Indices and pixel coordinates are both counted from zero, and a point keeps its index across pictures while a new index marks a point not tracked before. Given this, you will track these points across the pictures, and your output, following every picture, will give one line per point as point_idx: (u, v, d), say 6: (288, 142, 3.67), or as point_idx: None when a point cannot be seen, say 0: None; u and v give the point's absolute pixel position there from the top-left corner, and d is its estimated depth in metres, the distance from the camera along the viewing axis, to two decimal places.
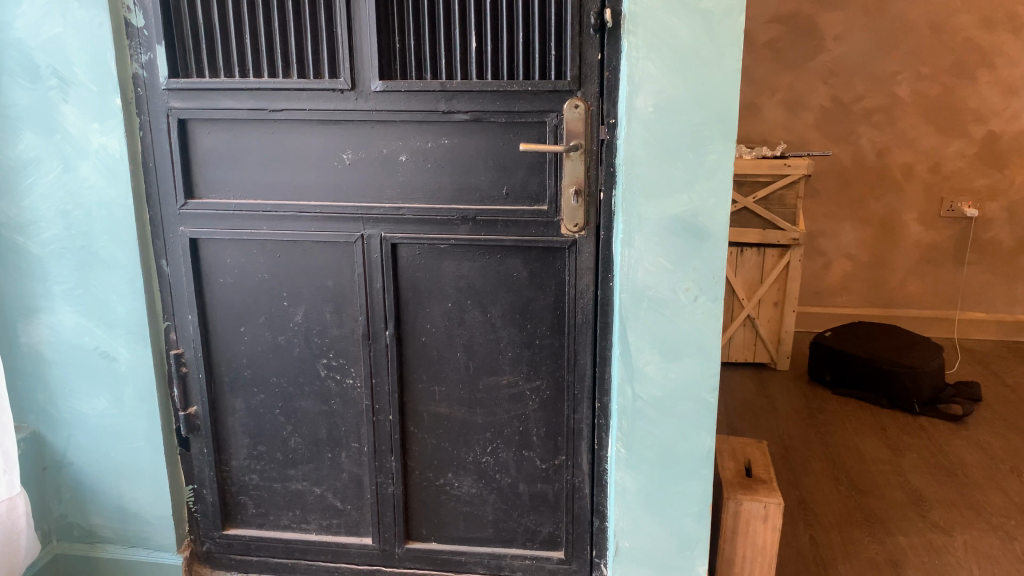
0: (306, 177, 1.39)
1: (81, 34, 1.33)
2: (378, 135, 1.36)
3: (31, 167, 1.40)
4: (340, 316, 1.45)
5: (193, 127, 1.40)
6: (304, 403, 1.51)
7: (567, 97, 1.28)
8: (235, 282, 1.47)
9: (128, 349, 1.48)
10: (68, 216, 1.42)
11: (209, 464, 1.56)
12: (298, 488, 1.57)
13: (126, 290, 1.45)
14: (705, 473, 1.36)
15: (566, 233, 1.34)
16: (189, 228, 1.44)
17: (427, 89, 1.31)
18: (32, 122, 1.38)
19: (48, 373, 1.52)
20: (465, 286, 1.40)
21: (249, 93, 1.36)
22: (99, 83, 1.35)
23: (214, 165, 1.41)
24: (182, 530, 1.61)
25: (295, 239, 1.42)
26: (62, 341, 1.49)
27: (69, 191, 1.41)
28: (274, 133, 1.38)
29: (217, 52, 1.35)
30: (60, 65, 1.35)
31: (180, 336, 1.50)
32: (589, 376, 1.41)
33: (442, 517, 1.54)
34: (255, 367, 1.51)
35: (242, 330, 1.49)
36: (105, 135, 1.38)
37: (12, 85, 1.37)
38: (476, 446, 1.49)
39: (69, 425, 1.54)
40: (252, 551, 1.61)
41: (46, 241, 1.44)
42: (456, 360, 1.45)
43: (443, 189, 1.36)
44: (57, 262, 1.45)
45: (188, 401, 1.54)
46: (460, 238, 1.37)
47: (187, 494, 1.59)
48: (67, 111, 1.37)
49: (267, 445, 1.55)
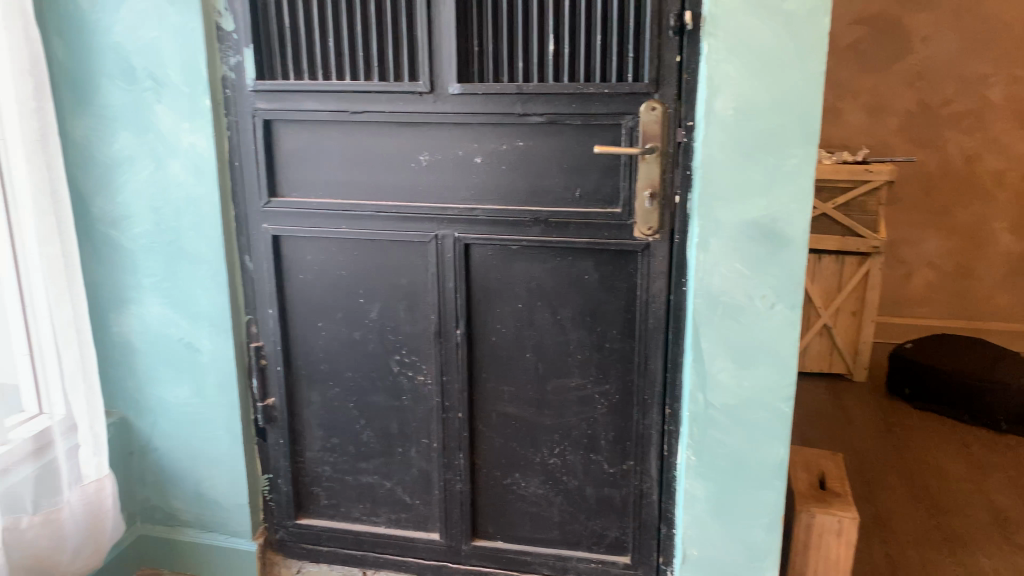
0: (383, 178, 1.42)
1: (175, 37, 1.39)
2: (454, 137, 1.37)
3: (127, 165, 1.47)
4: (413, 314, 1.48)
5: (278, 127, 1.45)
6: (376, 398, 1.54)
7: (644, 99, 1.28)
8: (313, 279, 1.51)
9: (211, 341, 1.54)
10: (159, 212, 1.49)
11: (284, 454, 1.61)
12: (369, 481, 1.60)
13: (210, 284, 1.50)
14: (777, 483, 1.33)
15: (640, 236, 1.33)
16: (271, 225, 1.48)
17: (504, 91, 1.32)
18: (127, 121, 1.45)
19: (136, 361, 1.59)
20: (536, 288, 1.41)
21: (331, 95, 1.39)
22: (190, 85, 1.41)
23: (297, 165, 1.46)
24: (258, 517, 1.66)
25: (371, 237, 1.45)
26: (151, 332, 1.56)
27: (160, 188, 1.47)
28: (354, 134, 1.41)
29: (301, 56, 1.39)
30: (154, 68, 1.41)
31: (261, 330, 1.55)
32: (659, 382, 1.39)
33: (508, 516, 1.55)
34: (331, 362, 1.55)
35: (319, 326, 1.53)
36: (194, 135, 1.43)
37: (111, 86, 1.44)
38: (543, 447, 1.49)
39: (154, 412, 1.61)
40: (323, 541, 1.65)
41: (138, 235, 1.51)
42: (525, 361, 1.45)
43: (516, 191, 1.37)
44: (148, 255, 1.52)
45: (266, 392, 1.59)
46: (532, 239, 1.38)
47: (263, 483, 1.65)
48: (160, 112, 1.43)
49: (340, 438, 1.59)
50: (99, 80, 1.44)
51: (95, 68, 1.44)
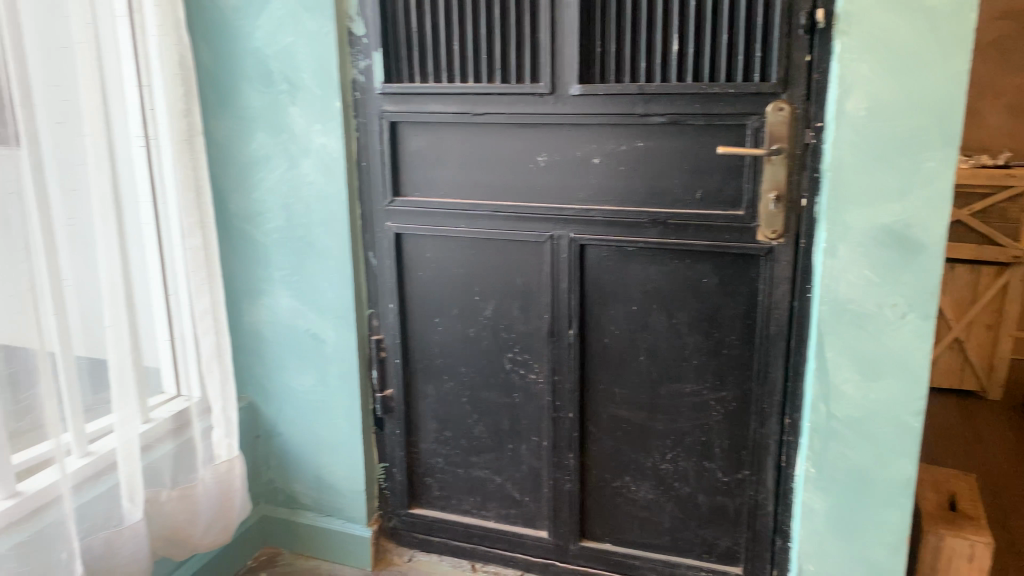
0: (502, 177, 1.45)
1: (309, 42, 1.46)
2: (574, 137, 1.38)
3: (263, 164, 1.56)
4: (527, 312, 1.49)
5: (402, 128, 1.49)
6: (488, 394, 1.57)
7: (771, 100, 1.24)
8: (431, 276, 1.55)
9: (334, 332, 1.61)
10: (290, 209, 1.56)
11: (400, 444, 1.67)
12: (479, 475, 1.63)
13: (336, 278, 1.57)
14: (902, 502, 1.27)
15: (763, 240, 1.30)
16: (394, 223, 1.54)
17: (625, 92, 1.32)
18: (264, 123, 1.53)
19: (265, 349, 1.68)
20: (652, 290, 1.40)
21: (455, 97, 1.43)
22: (323, 88, 1.47)
23: (420, 165, 1.50)
24: (373, 504, 1.72)
25: (489, 236, 1.47)
26: (279, 322, 1.65)
27: (292, 186, 1.55)
28: (475, 135, 1.44)
29: (427, 59, 1.43)
30: (290, 72, 1.49)
31: (381, 323, 1.61)
32: (779, 390, 1.36)
33: (617, 519, 1.54)
34: (446, 357, 1.58)
35: (436, 321, 1.57)
36: (326, 136, 1.50)
37: (250, 89, 1.53)
38: (655, 452, 1.48)
39: (280, 399, 1.70)
40: (434, 531, 1.69)
41: (270, 230, 1.59)
42: (639, 364, 1.45)
43: (635, 192, 1.37)
44: (279, 250, 1.60)
45: (384, 384, 1.65)
46: (650, 241, 1.37)
47: (379, 471, 1.71)
48: (294, 113, 1.51)
49: (453, 432, 1.62)
50: (240, 84, 1.53)
51: (236, 72, 1.53)
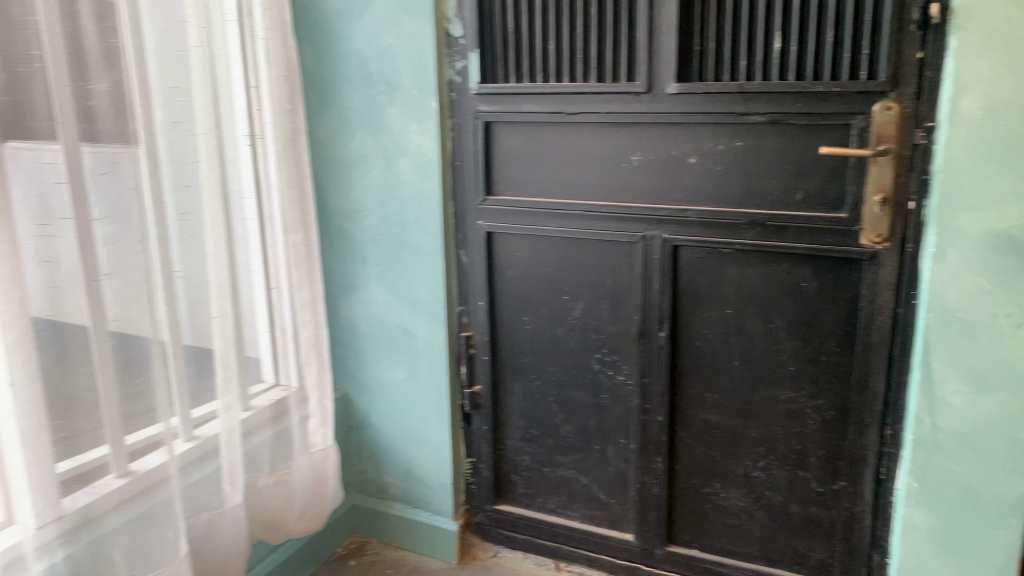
0: (596, 177, 1.44)
1: (409, 44, 1.49)
2: (669, 137, 1.37)
3: (361, 163, 1.60)
4: (617, 313, 1.48)
5: (496, 128, 1.51)
6: (576, 394, 1.57)
7: (878, 99, 1.20)
8: (522, 274, 1.56)
9: (425, 328, 1.64)
10: (386, 207, 1.60)
11: (487, 441, 1.68)
12: (566, 475, 1.63)
13: (428, 275, 1.60)
14: (1014, 522, 1.20)
15: (866, 244, 1.25)
16: (485, 222, 1.55)
17: (725, 91, 1.29)
18: (364, 123, 1.57)
19: (360, 342, 1.73)
20: (747, 293, 1.37)
21: (550, 96, 1.43)
22: (420, 88, 1.50)
23: (513, 164, 1.51)
24: (459, 499, 1.75)
25: (580, 236, 1.47)
26: (373, 316, 1.69)
27: (388, 184, 1.59)
28: (569, 135, 1.45)
29: (523, 59, 1.44)
30: (389, 73, 1.52)
31: (471, 320, 1.63)
32: (880, 401, 1.31)
33: (706, 525, 1.52)
34: (534, 355, 1.59)
35: (525, 320, 1.58)
36: (422, 135, 1.53)
37: (351, 90, 1.57)
38: (746, 459, 1.45)
39: (372, 391, 1.74)
40: (519, 528, 1.70)
41: (367, 227, 1.64)
42: (733, 369, 1.42)
43: (731, 193, 1.34)
44: (374, 246, 1.64)
45: (473, 380, 1.67)
46: (746, 243, 1.34)
47: (466, 466, 1.73)
48: (392, 113, 1.54)
49: (540, 430, 1.63)
50: (341, 85, 1.58)
51: (338, 74, 1.57)
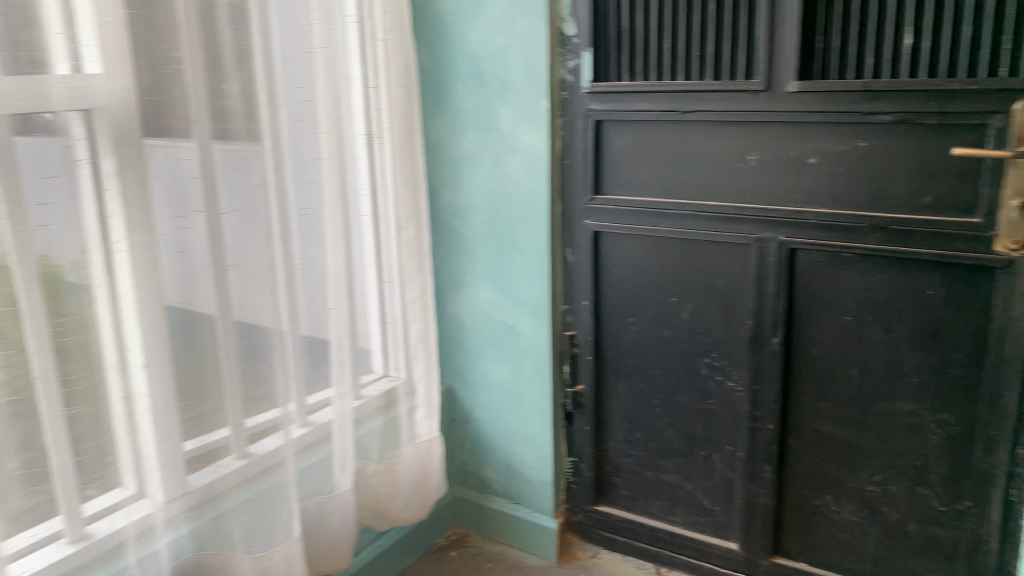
0: (708, 177, 1.42)
1: (522, 43, 1.50)
2: (788, 137, 1.33)
3: (471, 161, 1.63)
4: (728, 317, 1.45)
5: (607, 128, 1.50)
6: (682, 398, 1.55)
7: (1020, 97, 1.13)
8: (629, 275, 1.55)
9: (530, 326, 1.65)
10: (495, 204, 1.62)
11: (589, 441, 1.68)
12: (669, 479, 1.61)
13: (534, 274, 1.61)
14: None
15: (1001, 252, 1.18)
16: (593, 221, 1.55)
17: (849, 89, 1.24)
18: (475, 121, 1.60)
19: (466, 338, 1.76)
20: (867, 300, 1.32)
21: (663, 95, 1.42)
22: (532, 87, 1.51)
23: (623, 164, 1.50)
24: (560, 497, 1.75)
25: (690, 237, 1.45)
26: (479, 313, 1.71)
27: (498, 182, 1.61)
28: (682, 134, 1.42)
29: (637, 57, 1.43)
30: (502, 73, 1.54)
31: (576, 320, 1.63)
32: (1012, 418, 1.23)
33: (815, 539, 1.47)
34: (639, 357, 1.58)
35: (631, 321, 1.57)
36: (532, 134, 1.54)
37: (463, 90, 1.60)
38: (861, 473, 1.39)
39: (476, 387, 1.77)
40: (619, 530, 1.69)
41: (475, 224, 1.66)
42: (849, 379, 1.36)
43: (853, 195, 1.29)
44: (482, 244, 1.66)
45: (575, 379, 1.67)
46: (867, 248, 1.29)
47: (567, 465, 1.73)
48: (504, 112, 1.56)
49: (644, 433, 1.61)
50: (455, 84, 1.61)
51: (452, 74, 1.60)
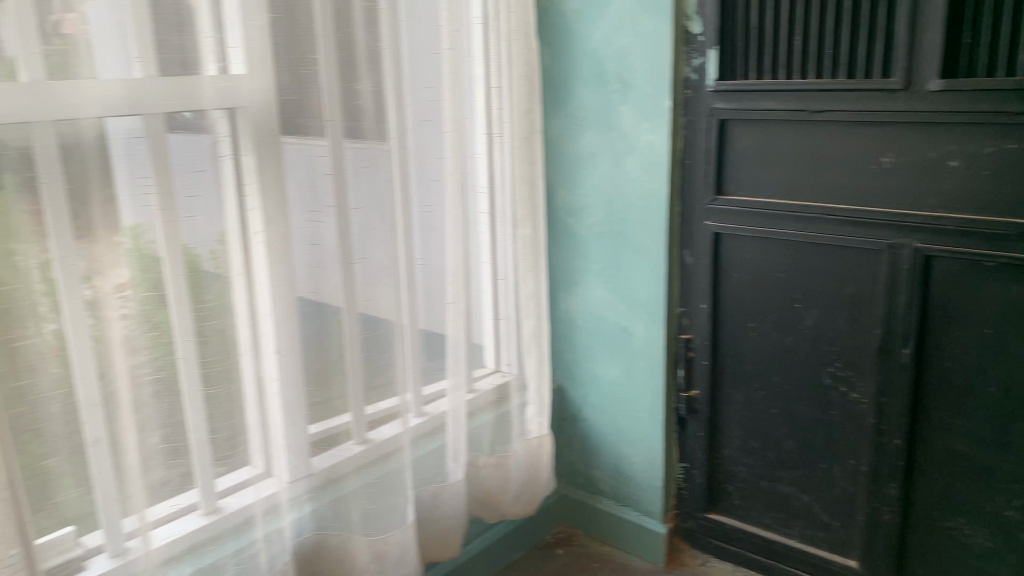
0: (838, 180, 1.36)
1: (646, 42, 1.49)
2: (927, 138, 1.26)
3: (590, 160, 1.63)
4: (854, 326, 1.39)
5: (732, 128, 1.47)
6: (801, 407, 1.50)
7: None
8: (749, 279, 1.51)
9: (644, 328, 1.63)
10: (612, 204, 1.62)
11: (701, 447, 1.65)
12: (785, 491, 1.56)
13: (651, 275, 1.59)
14: None
15: None
16: (714, 223, 1.52)
17: (998, 88, 1.17)
18: (595, 121, 1.60)
19: (578, 337, 1.76)
20: (1010, 313, 1.24)
21: (792, 94, 1.37)
22: (654, 86, 1.50)
23: (747, 165, 1.47)
24: (669, 502, 1.73)
25: (817, 240, 1.40)
26: (593, 312, 1.71)
27: (615, 181, 1.60)
28: (810, 134, 1.38)
29: (764, 55, 1.39)
30: (624, 72, 1.53)
31: (692, 323, 1.61)
32: None
33: (944, 563, 1.39)
34: (757, 363, 1.54)
35: (750, 326, 1.53)
36: (652, 134, 1.52)
37: (585, 89, 1.60)
38: (998, 496, 1.31)
39: (587, 387, 1.77)
40: (731, 540, 1.66)
41: (591, 224, 1.66)
42: (987, 396, 1.28)
43: (998, 201, 1.21)
44: (597, 243, 1.66)
45: (690, 384, 1.64)
46: (1013, 257, 1.21)
47: (678, 470, 1.71)
48: (624, 111, 1.55)
49: (760, 442, 1.57)
50: (576, 83, 1.61)
51: (574, 73, 1.61)
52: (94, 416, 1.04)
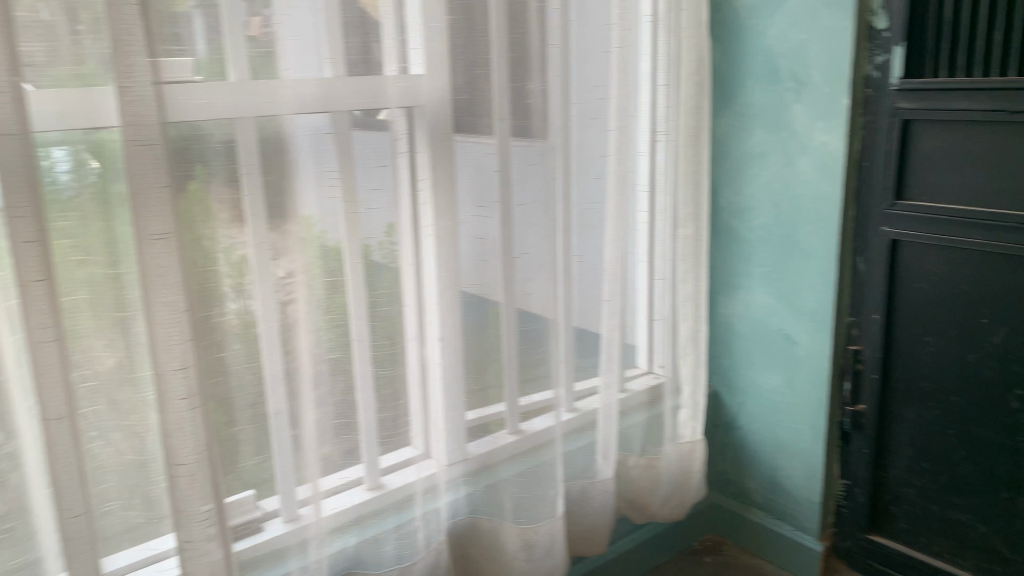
0: None
1: (824, 38, 1.43)
2: None
3: (758, 160, 1.58)
4: None
5: (918, 129, 1.39)
6: (983, 431, 1.39)
7: None
8: (929, 290, 1.42)
9: (809, 336, 1.57)
10: (779, 206, 1.57)
11: (865, 465, 1.57)
12: (959, 519, 1.45)
13: (818, 282, 1.53)
14: None
15: None
16: (892, 228, 1.45)
17: None
18: (765, 120, 1.55)
19: (736, 342, 1.72)
20: None
21: (988, 93, 1.28)
22: (832, 85, 1.43)
23: (931, 168, 1.38)
24: (827, 520, 1.66)
25: (1010, 251, 1.29)
26: (754, 318, 1.67)
27: (785, 183, 1.55)
28: (1008, 137, 1.27)
29: (958, 51, 1.30)
30: (799, 70, 1.48)
31: (862, 334, 1.54)
32: None
33: None
34: (934, 380, 1.44)
35: (926, 340, 1.44)
36: (827, 134, 1.46)
37: (756, 88, 1.56)
38: None
39: (744, 394, 1.72)
40: (894, 565, 1.57)
41: (756, 227, 1.62)
42: None
43: None
44: (762, 247, 1.62)
45: (857, 398, 1.56)
46: None
47: (838, 487, 1.63)
48: (797, 111, 1.50)
49: (932, 464, 1.47)
50: (746, 82, 1.57)
51: (745, 71, 1.57)
52: (277, 388, 1.13)
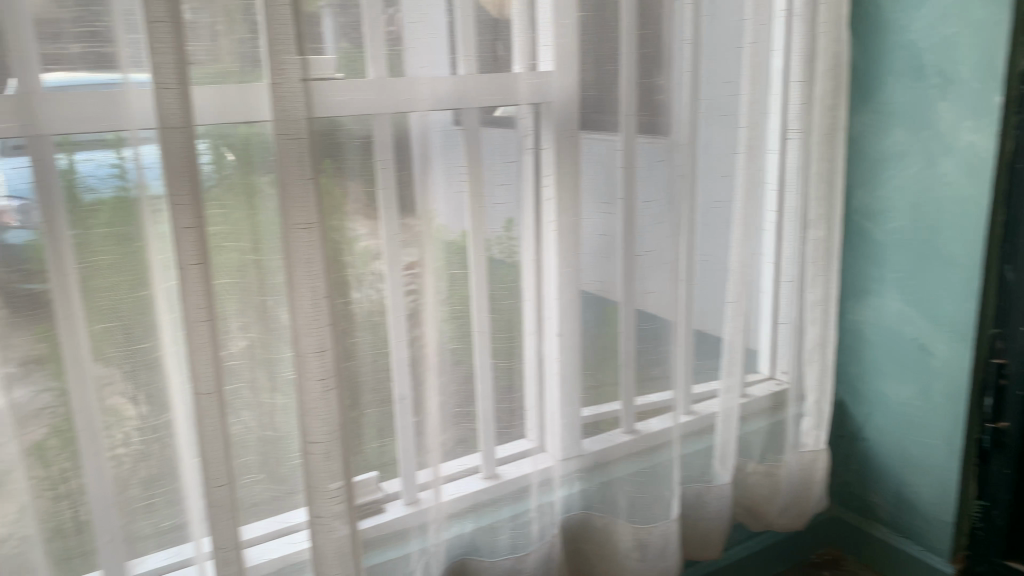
0: None
1: (976, 32, 1.35)
2: None
3: (896, 161, 1.51)
4: None
5: None
6: None
7: None
8: None
9: (947, 347, 1.49)
10: (919, 209, 1.49)
11: (1008, 483, 1.51)
12: None
13: (961, 289, 1.46)
14: None
15: None
16: None
17: None
18: (907, 118, 1.48)
19: (865, 351, 1.65)
20: None
21: None
22: (983, 81, 1.36)
23: None
24: (959, 541, 1.57)
25: None
26: (886, 326, 1.60)
27: (926, 184, 1.47)
28: None
29: None
30: (947, 65, 1.40)
31: (1008, 347, 1.46)
32: None
33: None
34: None
35: None
36: (976, 133, 1.38)
37: (897, 84, 1.49)
38: None
39: (872, 405, 1.65)
40: None
41: (892, 230, 1.55)
42: None
43: None
44: (898, 251, 1.55)
45: (998, 414, 1.50)
46: None
47: (974, 507, 1.55)
48: (943, 108, 1.42)
49: None
50: (887, 78, 1.50)
51: (885, 67, 1.50)
52: (401, 375, 1.17)
